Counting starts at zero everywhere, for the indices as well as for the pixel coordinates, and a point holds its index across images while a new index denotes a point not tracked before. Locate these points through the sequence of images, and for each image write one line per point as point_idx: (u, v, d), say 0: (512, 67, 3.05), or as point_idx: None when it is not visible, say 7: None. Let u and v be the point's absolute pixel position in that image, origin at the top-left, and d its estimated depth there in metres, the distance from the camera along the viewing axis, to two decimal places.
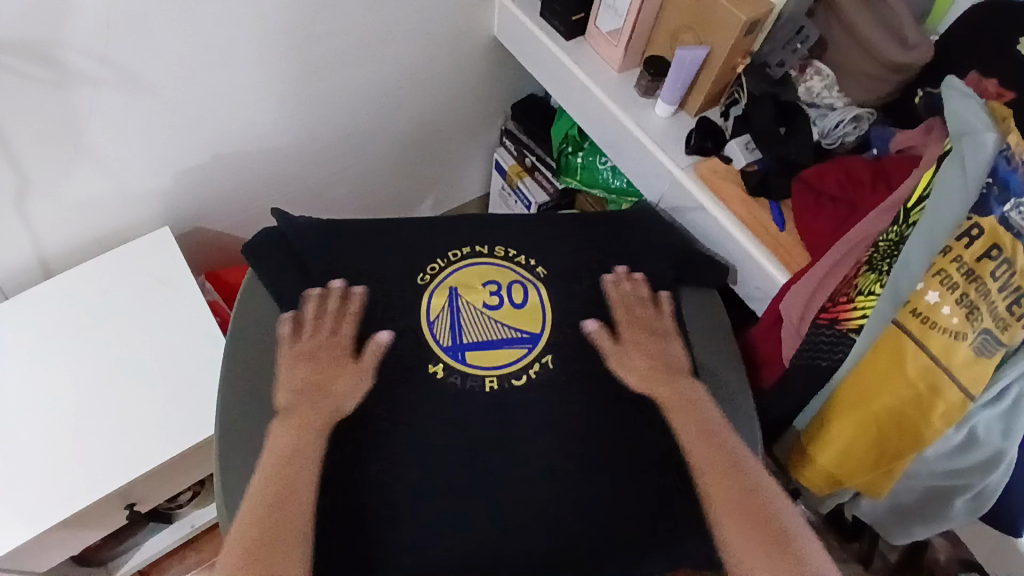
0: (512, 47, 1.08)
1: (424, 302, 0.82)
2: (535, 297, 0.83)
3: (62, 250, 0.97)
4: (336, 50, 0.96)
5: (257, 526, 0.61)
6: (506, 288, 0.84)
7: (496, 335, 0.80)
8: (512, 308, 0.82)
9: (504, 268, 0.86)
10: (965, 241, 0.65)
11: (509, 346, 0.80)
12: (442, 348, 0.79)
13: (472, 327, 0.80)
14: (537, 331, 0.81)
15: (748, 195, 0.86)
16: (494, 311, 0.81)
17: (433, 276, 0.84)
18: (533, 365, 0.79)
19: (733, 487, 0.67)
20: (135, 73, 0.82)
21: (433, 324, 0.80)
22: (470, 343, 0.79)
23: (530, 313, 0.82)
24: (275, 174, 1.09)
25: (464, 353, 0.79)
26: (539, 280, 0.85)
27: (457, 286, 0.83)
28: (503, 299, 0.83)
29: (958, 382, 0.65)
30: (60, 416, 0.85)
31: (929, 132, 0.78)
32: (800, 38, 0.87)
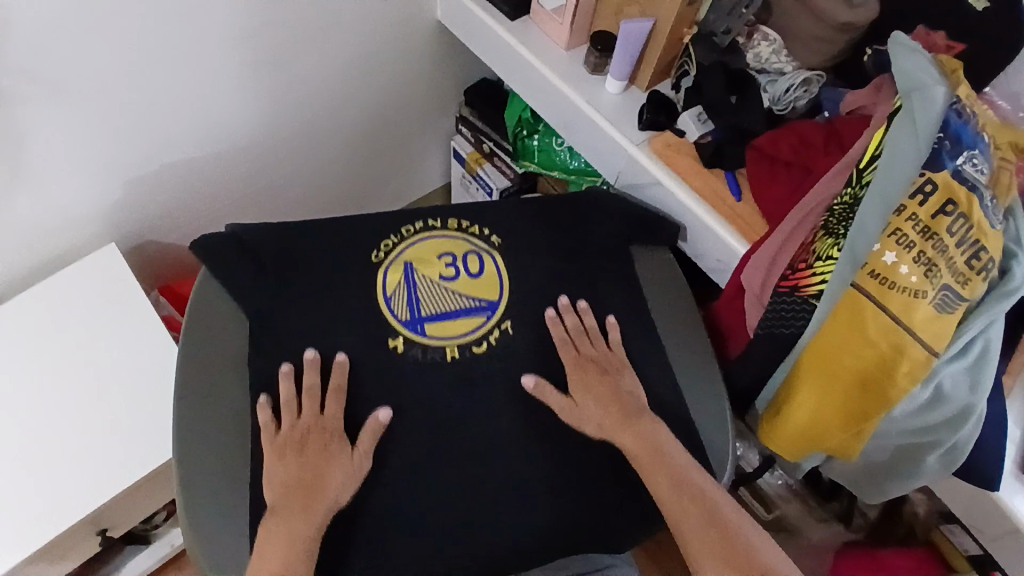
0: (458, 31, 1.06)
1: (380, 278, 0.81)
2: (491, 266, 0.84)
3: (7, 277, 0.93)
4: (276, 46, 0.93)
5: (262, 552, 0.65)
6: (462, 258, 0.84)
7: (455, 306, 0.81)
8: (470, 278, 0.83)
9: (458, 239, 0.85)
10: (920, 198, 0.66)
11: (469, 315, 0.81)
12: (402, 322, 0.79)
13: (430, 299, 0.81)
14: (495, 299, 0.82)
15: (703, 166, 0.86)
16: (451, 282, 0.82)
17: (388, 251, 0.83)
18: (493, 332, 0.80)
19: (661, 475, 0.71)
20: (66, 87, 0.78)
21: (390, 300, 0.80)
22: (429, 316, 0.80)
23: (489, 282, 0.83)
24: (224, 180, 1.05)
25: (424, 325, 0.79)
26: (495, 249, 0.85)
27: (412, 260, 0.83)
28: (459, 270, 0.83)
29: (921, 340, 0.66)
30: (18, 450, 0.82)
31: (879, 90, 0.78)
32: (745, 2, 0.84)
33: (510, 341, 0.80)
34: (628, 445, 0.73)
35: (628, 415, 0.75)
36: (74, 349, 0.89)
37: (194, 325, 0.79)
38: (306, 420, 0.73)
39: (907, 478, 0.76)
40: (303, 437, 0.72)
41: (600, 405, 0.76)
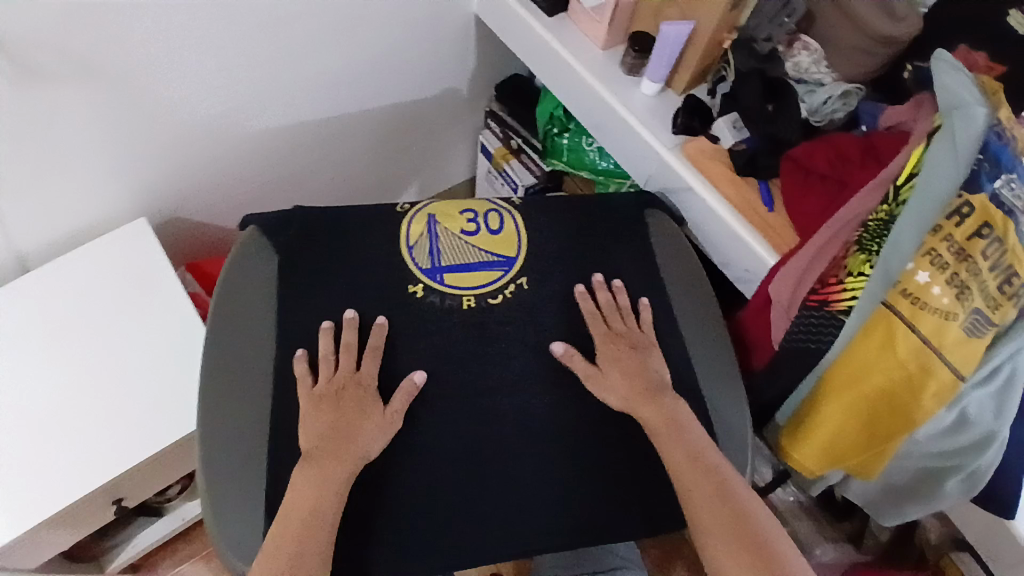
0: (494, 26, 1.06)
1: (403, 229, 0.85)
2: (512, 225, 0.87)
3: (37, 245, 0.94)
4: (310, 32, 0.93)
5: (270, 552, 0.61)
6: (483, 216, 0.87)
7: (474, 258, 0.84)
8: (489, 235, 0.86)
9: (480, 199, 0.89)
10: (956, 219, 0.64)
11: (486, 268, 0.83)
12: (422, 271, 0.82)
13: (450, 251, 0.84)
14: (513, 256, 0.85)
15: (736, 175, 0.84)
16: (471, 237, 0.85)
17: (411, 206, 0.87)
18: (509, 287, 0.83)
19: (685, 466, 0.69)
20: (102, 61, 0.79)
21: (412, 248, 0.83)
22: (448, 267, 0.83)
23: (507, 239, 0.86)
24: (252, 162, 1.06)
25: (443, 275, 0.82)
26: (514, 209, 0.88)
27: (436, 215, 0.86)
28: (480, 227, 0.86)
29: (949, 363, 0.64)
30: (38, 417, 0.83)
31: (919, 106, 0.76)
32: (787, 12, 0.84)
33: (531, 339, 0.80)
34: (648, 418, 0.73)
35: (655, 388, 0.75)
36: (100, 320, 0.90)
37: (220, 301, 0.78)
38: (341, 376, 0.74)
39: (925, 501, 0.75)
40: (338, 390, 0.73)
41: (628, 377, 0.76)
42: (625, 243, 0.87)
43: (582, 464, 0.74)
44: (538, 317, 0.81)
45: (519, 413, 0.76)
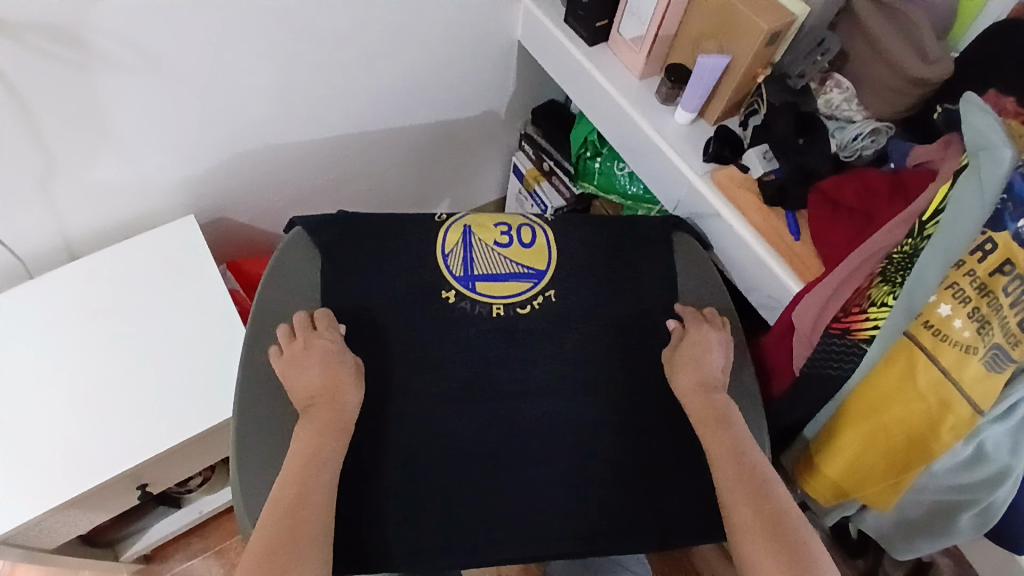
0: (535, 52, 1.10)
1: (440, 235, 0.87)
2: (543, 239, 0.89)
3: (84, 233, 0.99)
4: (360, 47, 0.98)
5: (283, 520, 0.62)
6: (516, 230, 0.89)
7: (506, 270, 0.86)
8: (521, 248, 0.88)
9: (513, 213, 0.91)
10: (979, 255, 0.65)
11: (517, 280, 0.86)
12: (455, 278, 0.85)
13: (483, 261, 0.86)
14: (543, 269, 0.87)
15: (765, 204, 0.87)
16: (504, 249, 0.87)
17: (449, 216, 0.89)
18: (537, 298, 0.85)
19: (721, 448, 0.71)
20: (164, 60, 0.83)
21: (447, 255, 0.86)
22: (481, 275, 0.85)
23: (537, 253, 0.88)
24: (295, 167, 1.10)
25: (475, 283, 0.85)
26: (546, 225, 0.90)
27: (472, 226, 0.88)
28: (513, 240, 0.88)
29: (968, 397, 0.65)
30: (75, 395, 0.87)
31: (947, 146, 0.78)
32: (821, 50, 0.89)
33: (556, 350, 0.82)
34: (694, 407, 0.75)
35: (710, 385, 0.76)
36: (140, 307, 0.94)
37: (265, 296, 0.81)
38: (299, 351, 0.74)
39: (940, 535, 0.76)
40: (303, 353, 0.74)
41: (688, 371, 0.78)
42: (652, 263, 0.90)
43: (598, 473, 0.76)
44: (563, 331, 0.84)
45: (540, 420, 0.78)
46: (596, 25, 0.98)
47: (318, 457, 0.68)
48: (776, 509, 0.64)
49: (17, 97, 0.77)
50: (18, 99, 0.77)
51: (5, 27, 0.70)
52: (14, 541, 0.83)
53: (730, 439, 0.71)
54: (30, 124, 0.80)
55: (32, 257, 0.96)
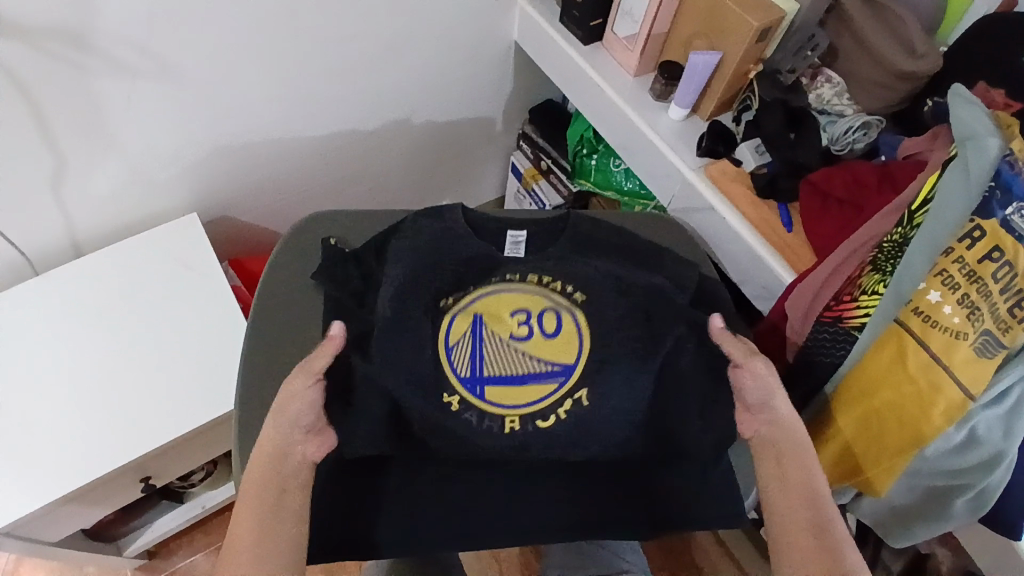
0: (533, 53, 1.12)
1: (446, 324, 0.77)
2: (570, 324, 0.77)
3: (92, 233, 1.00)
4: (362, 50, 1.00)
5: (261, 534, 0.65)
6: (537, 317, 0.78)
7: (524, 369, 0.76)
8: (543, 339, 0.77)
9: (536, 294, 0.78)
10: (967, 242, 0.66)
11: (538, 381, 0.76)
12: (460, 379, 0.76)
13: (495, 359, 0.76)
14: (571, 363, 0.76)
15: (758, 198, 0.88)
16: (522, 342, 0.76)
17: (455, 300, 0.77)
18: (565, 402, 0.76)
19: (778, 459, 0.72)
20: (171, 63, 0.85)
21: (451, 350, 0.76)
22: (491, 378, 0.76)
23: (564, 343, 0.77)
24: (299, 168, 1.12)
25: (483, 388, 0.76)
26: (576, 306, 0.77)
27: (482, 314, 0.77)
28: (533, 330, 0.77)
29: (959, 381, 0.66)
30: (81, 391, 0.88)
31: (935, 138, 0.80)
32: (811, 45, 0.90)
33: None
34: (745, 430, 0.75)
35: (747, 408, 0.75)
36: (144, 305, 0.95)
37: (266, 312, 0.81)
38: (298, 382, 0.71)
39: (934, 521, 0.77)
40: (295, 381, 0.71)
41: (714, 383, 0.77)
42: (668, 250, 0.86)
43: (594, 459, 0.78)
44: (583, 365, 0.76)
45: None
46: (591, 25, 1.00)
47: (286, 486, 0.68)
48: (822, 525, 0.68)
49: (28, 97, 0.79)
50: (29, 98, 0.79)
51: (16, 28, 0.72)
52: (17, 533, 0.85)
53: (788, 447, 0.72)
54: (40, 124, 0.82)
55: (38, 257, 0.98)
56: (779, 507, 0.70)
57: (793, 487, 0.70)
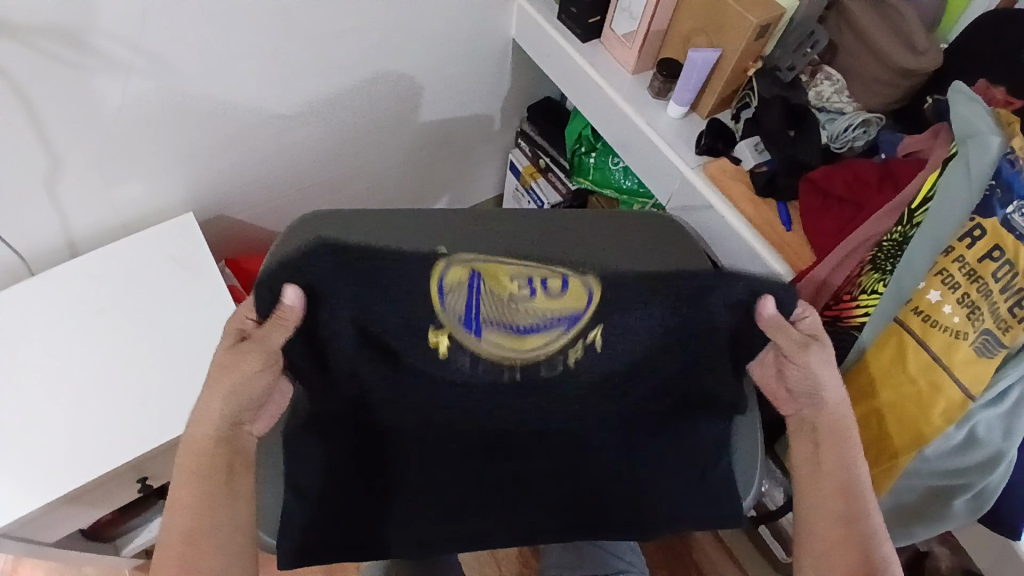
0: (531, 50, 1.11)
1: (440, 269, 0.67)
2: (576, 273, 0.69)
3: (88, 232, 1.00)
4: (359, 47, 0.99)
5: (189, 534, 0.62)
6: (540, 275, 0.69)
7: (526, 321, 0.70)
8: (545, 296, 0.69)
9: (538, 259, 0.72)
10: (968, 241, 0.65)
11: (542, 330, 0.70)
12: (459, 321, 0.69)
13: (495, 308, 0.69)
14: (579, 311, 0.69)
15: (757, 196, 0.88)
16: (522, 301, 0.69)
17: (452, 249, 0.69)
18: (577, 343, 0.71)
19: (823, 443, 0.69)
20: (166, 62, 0.85)
21: (445, 296, 0.68)
22: (491, 324, 0.70)
23: (570, 295, 0.69)
24: (296, 167, 1.12)
25: (483, 332, 0.70)
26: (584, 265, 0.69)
27: (480, 269, 0.69)
28: (535, 288, 0.69)
29: (958, 381, 0.66)
30: (77, 392, 0.88)
31: (936, 135, 0.79)
32: (811, 42, 0.88)
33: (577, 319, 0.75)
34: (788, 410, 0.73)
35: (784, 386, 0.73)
36: (140, 304, 0.95)
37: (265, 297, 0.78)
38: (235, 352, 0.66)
39: (932, 521, 0.77)
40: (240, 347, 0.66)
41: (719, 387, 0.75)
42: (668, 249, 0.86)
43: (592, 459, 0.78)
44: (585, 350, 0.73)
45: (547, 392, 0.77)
46: (589, 22, 1.00)
47: (232, 471, 0.65)
48: (856, 521, 0.66)
49: (23, 96, 0.78)
50: (23, 98, 0.78)
51: (11, 28, 0.72)
52: (14, 535, 0.84)
53: (835, 436, 0.69)
54: (35, 124, 0.81)
55: (35, 257, 0.98)
56: (807, 489, 0.69)
57: (827, 478, 0.68)
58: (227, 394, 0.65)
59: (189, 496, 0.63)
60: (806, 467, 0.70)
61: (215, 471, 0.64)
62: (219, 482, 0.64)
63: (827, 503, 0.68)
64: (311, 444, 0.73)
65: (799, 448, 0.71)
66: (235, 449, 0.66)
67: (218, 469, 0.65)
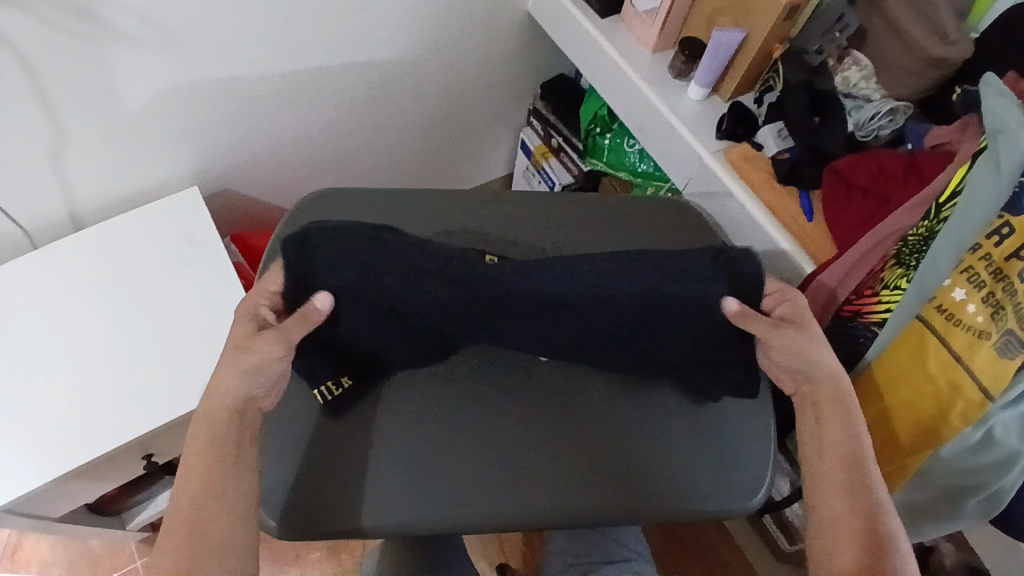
0: (547, 26, 1.08)
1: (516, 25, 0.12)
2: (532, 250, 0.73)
3: (93, 206, 0.98)
4: (371, 20, 0.96)
5: (188, 516, 0.60)
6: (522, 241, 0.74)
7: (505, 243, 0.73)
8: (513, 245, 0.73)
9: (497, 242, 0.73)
10: (995, 239, 0.63)
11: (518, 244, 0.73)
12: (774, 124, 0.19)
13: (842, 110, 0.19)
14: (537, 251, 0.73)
15: (777, 183, 0.86)
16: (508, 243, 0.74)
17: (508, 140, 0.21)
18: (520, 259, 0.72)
19: (831, 416, 0.67)
20: (171, 32, 0.82)
21: None
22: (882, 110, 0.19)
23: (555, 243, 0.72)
24: (303, 142, 1.09)
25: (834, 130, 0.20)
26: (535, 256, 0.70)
27: None
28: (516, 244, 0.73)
29: (977, 381, 0.65)
30: (81, 368, 0.87)
31: (964, 128, 0.76)
32: (839, 26, 0.86)
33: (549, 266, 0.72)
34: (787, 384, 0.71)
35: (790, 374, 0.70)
36: (144, 278, 0.93)
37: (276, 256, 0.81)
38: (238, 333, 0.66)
39: (942, 520, 0.76)
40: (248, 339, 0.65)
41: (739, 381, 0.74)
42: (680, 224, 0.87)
43: None
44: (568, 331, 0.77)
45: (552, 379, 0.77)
46: None
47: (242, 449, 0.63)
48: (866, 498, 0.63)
49: (25, 68, 0.76)
50: (27, 70, 0.76)
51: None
52: (18, 510, 0.83)
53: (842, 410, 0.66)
54: (40, 96, 0.79)
55: (39, 230, 0.96)
56: (816, 464, 0.66)
57: (834, 451, 0.65)
58: (246, 369, 0.64)
59: (195, 470, 0.61)
60: (815, 444, 0.67)
61: (224, 444, 0.63)
62: (227, 457, 0.62)
63: (838, 476, 0.64)
64: (318, 429, 0.72)
65: (808, 426, 0.68)
66: (244, 423, 0.65)
67: (227, 442, 0.63)
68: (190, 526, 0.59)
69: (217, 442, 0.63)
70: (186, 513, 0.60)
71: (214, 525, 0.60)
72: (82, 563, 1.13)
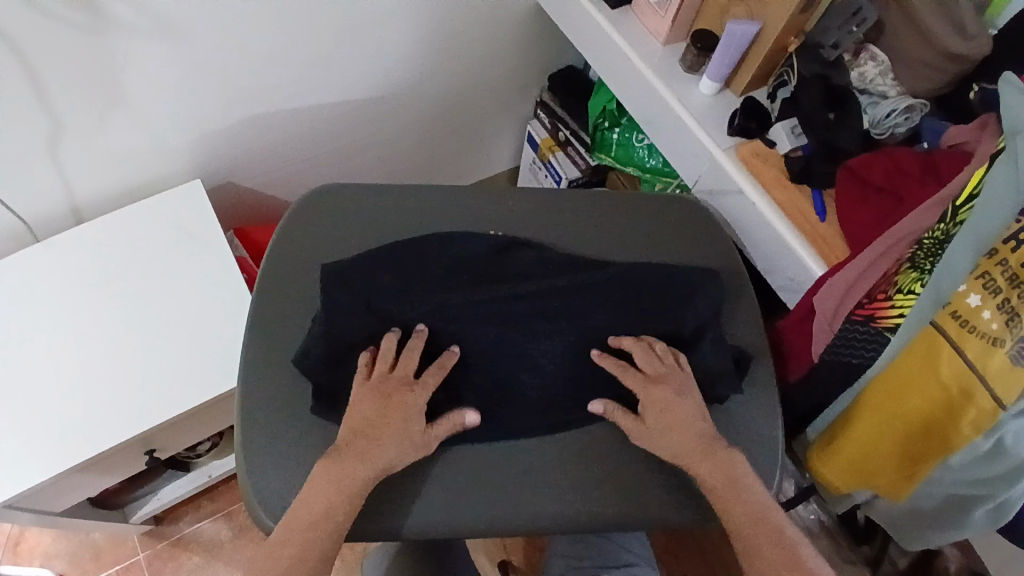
0: (555, 16, 1.06)
1: None
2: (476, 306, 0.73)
3: (93, 199, 0.97)
4: (375, 9, 0.95)
5: (297, 527, 0.63)
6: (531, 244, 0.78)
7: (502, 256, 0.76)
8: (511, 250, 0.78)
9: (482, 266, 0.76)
10: (1013, 244, 0.61)
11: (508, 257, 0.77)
12: None
13: None
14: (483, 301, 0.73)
15: (788, 180, 0.84)
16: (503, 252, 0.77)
17: None
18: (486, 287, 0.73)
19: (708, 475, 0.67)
20: (171, 21, 0.80)
21: None
22: None
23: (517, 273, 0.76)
24: (305, 135, 1.08)
25: None
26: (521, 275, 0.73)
27: None
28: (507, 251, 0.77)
29: (991, 390, 0.63)
30: (82, 363, 0.86)
31: (982, 129, 0.74)
32: (856, 21, 0.82)
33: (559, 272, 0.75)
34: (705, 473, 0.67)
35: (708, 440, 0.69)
36: (146, 272, 0.92)
37: (276, 253, 0.81)
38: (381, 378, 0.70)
39: (949, 527, 0.75)
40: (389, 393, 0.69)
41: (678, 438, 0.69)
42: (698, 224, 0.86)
43: None
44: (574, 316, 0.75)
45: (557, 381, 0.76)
46: None
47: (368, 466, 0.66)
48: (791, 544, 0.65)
49: (22, 59, 0.74)
50: (24, 61, 0.75)
51: None
52: (19, 505, 0.83)
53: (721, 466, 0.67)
54: (37, 88, 0.78)
55: (39, 222, 0.95)
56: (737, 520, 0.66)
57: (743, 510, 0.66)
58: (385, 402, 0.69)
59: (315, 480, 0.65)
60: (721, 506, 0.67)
61: (350, 463, 0.65)
62: (352, 475, 0.65)
63: (754, 533, 0.65)
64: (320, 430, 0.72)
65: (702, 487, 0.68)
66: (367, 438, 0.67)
67: (357, 462, 0.66)
68: (301, 539, 0.63)
69: (346, 461, 0.66)
70: (292, 523, 0.63)
71: (321, 541, 0.63)
72: (84, 555, 1.14)
